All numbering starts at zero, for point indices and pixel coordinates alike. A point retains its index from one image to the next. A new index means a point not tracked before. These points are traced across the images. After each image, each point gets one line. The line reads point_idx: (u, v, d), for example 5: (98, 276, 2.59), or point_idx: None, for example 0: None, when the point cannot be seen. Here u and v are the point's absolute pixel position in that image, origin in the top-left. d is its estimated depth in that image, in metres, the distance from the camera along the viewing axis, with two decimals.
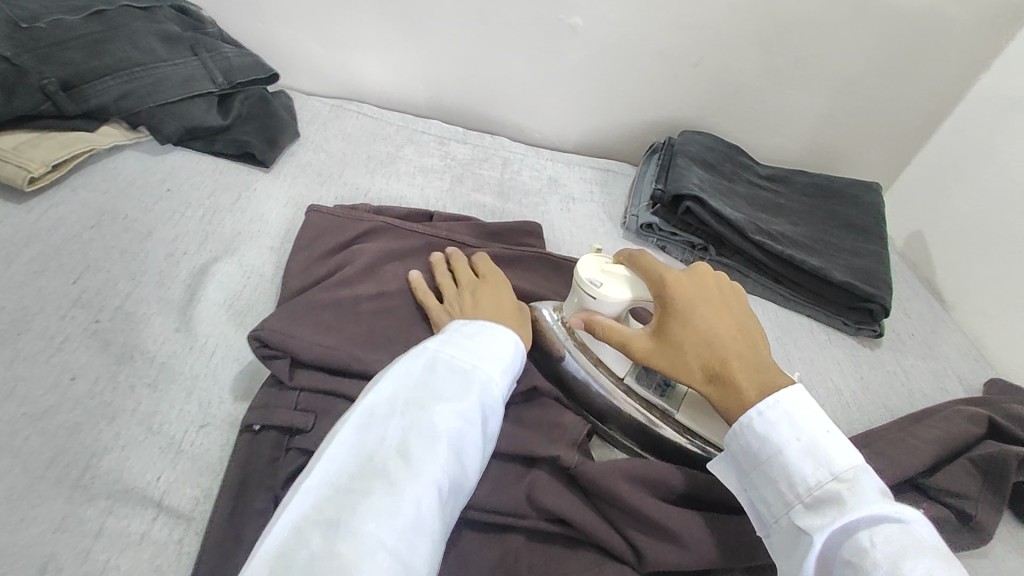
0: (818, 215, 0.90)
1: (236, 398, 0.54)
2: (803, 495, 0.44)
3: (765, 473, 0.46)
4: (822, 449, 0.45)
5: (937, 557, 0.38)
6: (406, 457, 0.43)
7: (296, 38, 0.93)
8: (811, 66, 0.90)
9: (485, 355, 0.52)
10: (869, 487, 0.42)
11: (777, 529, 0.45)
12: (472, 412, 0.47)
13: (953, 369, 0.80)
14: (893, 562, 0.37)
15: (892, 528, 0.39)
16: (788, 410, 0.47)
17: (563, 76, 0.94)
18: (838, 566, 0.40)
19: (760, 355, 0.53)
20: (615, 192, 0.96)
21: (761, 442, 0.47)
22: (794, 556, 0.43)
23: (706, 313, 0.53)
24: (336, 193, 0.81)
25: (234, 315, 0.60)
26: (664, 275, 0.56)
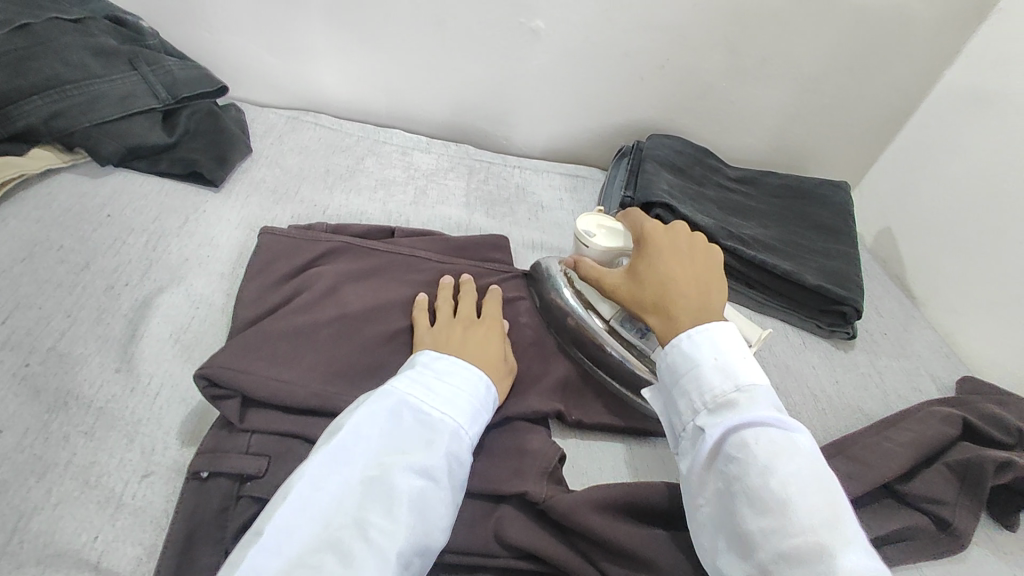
0: (788, 217, 0.89)
1: (182, 443, 0.51)
2: (708, 403, 0.47)
3: (680, 384, 0.49)
4: (734, 367, 0.48)
5: (806, 459, 0.42)
6: (364, 524, 0.43)
7: (246, 48, 0.89)
8: (775, 65, 0.89)
9: (450, 406, 0.50)
10: (765, 398, 0.46)
11: (683, 435, 0.49)
12: (434, 469, 0.46)
13: (926, 368, 0.80)
14: (770, 458, 0.42)
15: (773, 433, 0.43)
16: (713, 335, 0.49)
17: (527, 81, 0.92)
18: (720, 459, 0.44)
19: (710, 296, 0.54)
20: (585, 199, 0.94)
21: (683, 359, 0.50)
22: (689, 453, 0.47)
23: (671, 257, 0.57)
24: (292, 212, 0.77)
25: (180, 351, 0.57)
26: (645, 225, 0.62)
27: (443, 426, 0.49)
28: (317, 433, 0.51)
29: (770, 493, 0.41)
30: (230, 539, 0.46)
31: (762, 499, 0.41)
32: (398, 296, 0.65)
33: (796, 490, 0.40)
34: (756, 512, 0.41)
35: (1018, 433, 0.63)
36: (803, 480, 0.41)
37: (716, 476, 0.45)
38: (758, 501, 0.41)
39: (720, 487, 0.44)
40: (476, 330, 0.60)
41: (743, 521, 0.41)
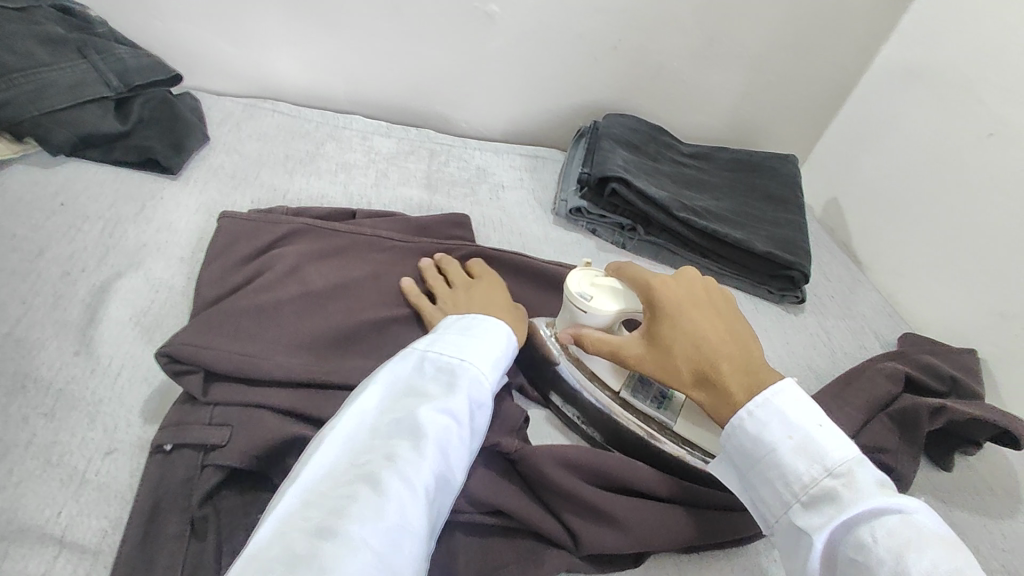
0: (740, 189, 0.92)
1: (144, 420, 0.51)
2: (799, 494, 0.45)
3: (761, 474, 0.47)
4: (815, 444, 0.46)
5: (939, 546, 0.39)
6: (393, 458, 0.42)
7: (199, 35, 0.88)
8: (723, 44, 0.93)
9: (469, 356, 0.51)
10: (864, 479, 0.43)
11: (780, 528, 0.47)
12: (457, 412, 0.47)
13: (871, 327, 0.84)
14: (897, 556, 0.39)
15: (891, 523, 0.40)
16: (780, 407, 0.48)
17: (483, 64, 0.93)
18: (845, 564, 0.42)
19: (750, 351, 0.54)
20: (545, 178, 0.96)
21: (755, 443, 0.48)
22: (802, 556, 0.45)
23: (695, 319, 0.54)
24: (251, 196, 0.77)
25: (140, 333, 0.57)
26: (651, 283, 0.57)
27: (463, 373, 0.49)
28: (281, 402, 0.52)
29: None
30: (195, 505, 0.46)
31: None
32: (360, 274, 0.66)
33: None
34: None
35: (951, 381, 0.68)
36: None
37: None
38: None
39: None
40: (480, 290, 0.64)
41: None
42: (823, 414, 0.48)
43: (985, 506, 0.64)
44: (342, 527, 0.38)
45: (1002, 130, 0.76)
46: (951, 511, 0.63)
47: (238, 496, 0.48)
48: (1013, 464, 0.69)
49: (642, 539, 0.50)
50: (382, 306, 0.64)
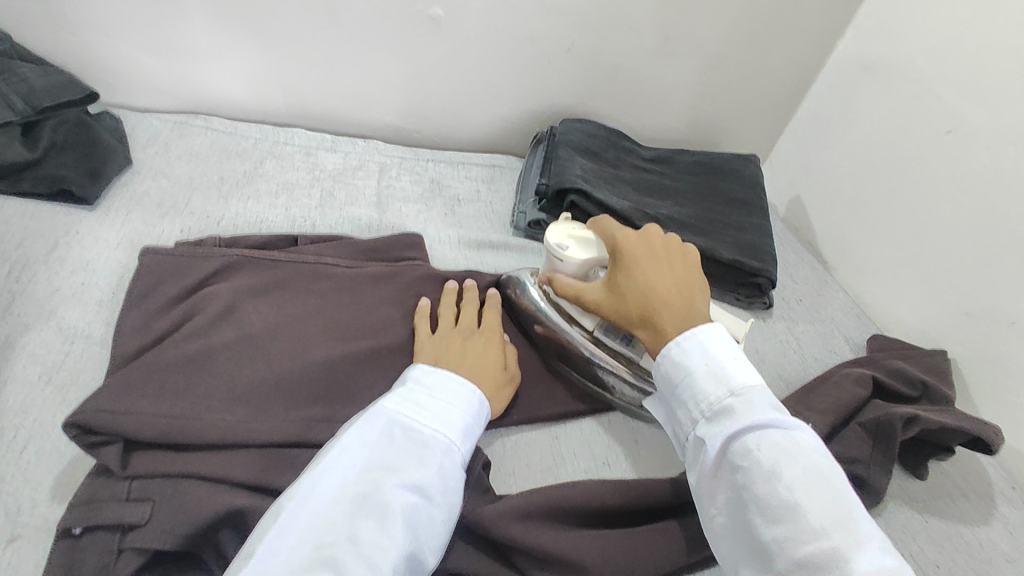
0: (701, 193, 0.90)
1: (54, 497, 0.46)
2: (705, 411, 0.47)
3: (677, 394, 0.49)
4: (725, 371, 0.48)
5: (810, 458, 0.42)
6: (356, 543, 0.39)
7: (119, 50, 0.81)
8: (679, 44, 0.90)
9: (441, 422, 0.47)
10: (761, 400, 0.46)
11: (687, 444, 0.49)
12: (430, 488, 0.43)
13: (839, 330, 0.83)
14: (774, 464, 0.42)
15: (776, 437, 0.43)
16: (702, 340, 0.49)
17: (431, 71, 0.88)
18: (728, 469, 0.45)
19: (693, 303, 0.53)
20: (503, 188, 0.92)
21: (675, 368, 0.50)
22: (697, 462, 0.47)
23: (648, 270, 0.55)
24: (181, 225, 0.71)
25: (51, 394, 0.52)
26: (614, 239, 0.58)
27: (434, 442, 0.46)
28: (207, 471, 0.47)
29: (778, 500, 0.41)
30: None
31: (770, 506, 0.41)
32: (302, 309, 0.61)
33: (804, 494, 0.40)
34: (773, 525, 0.40)
35: (922, 387, 0.67)
36: (810, 482, 0.41)
37: (727, 488, 0.45)
38: (769, 508, 0.41)
39: (730, 499, 0.44)
40: (477, 339, 0.59)
41: (758, 532, 0.41)
42: (739, 348, 0.50)
43: (959, 514, 0.63)
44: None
45: (959, 127, 0.74)
46: (927, 523, 0.62)
47: None
48: (986, 468, 0.68)
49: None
50: (329, 341, 0.59)
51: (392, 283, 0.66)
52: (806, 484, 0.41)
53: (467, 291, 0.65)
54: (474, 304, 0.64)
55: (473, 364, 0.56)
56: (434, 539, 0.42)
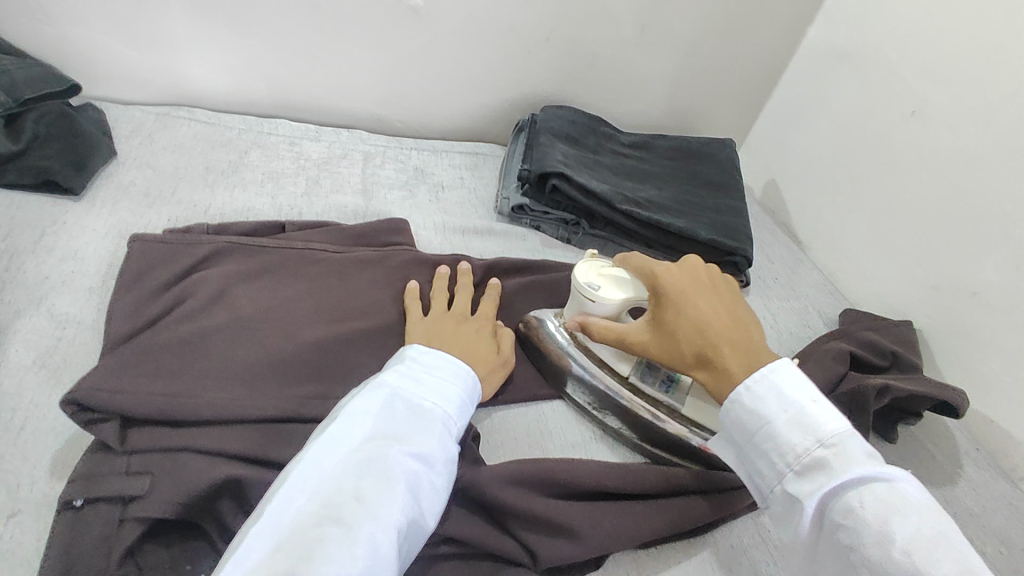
0: (680, 176, 0.92)
1: (53, 475, 0.47)
2: (792, 464, 0.44)
3: (755, 444, 0.46)
4: (810, 417, 0.44)
5: (925, 512, 0.38)
6: (363, 502, 0.40)
7: (99, 41, 0.81)
8: (656, 32, 0.92)
9: (440, 397, 0.49)
10: (855, 449, 0.42)
11: (774, 499, 0.46)
12: (430, 456, 0.45)
13: (813, 305, 0.86)
14: (882, 523, 0.38)
15: (881, 491, 0.40)
16: (778, 383, 0.46)
17: (413, 60, 0.89)
18: (831, 528, 0.41)
19: (751, 337, 0.52)
20: (486, 175, 0.94)
21: (750, 415, 0.47)
22: (793, 521, 0.44)
23: (699, 304, 0.54)
24: (168, 214, 0.72)
25: (47, 377, 0.52)
26: (654, 273, 0.57)
27: (434, 414, 0.48)
28: (206, 444, 0.48)
29: (896, 567, 0.37)
30: (115, 567, 0.42)
31: (885, 571, 0.37)
32: (292, 292, 0.62)
33: (926, 558, 0.36)
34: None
35: (892, 356, 0.70)
36: (930, 542, 0.37)
37: (830, 548, 0.42)
38: (885, 574, 0.37)
39: (833, 561, 0.41)
40: (466, 326, 0.61)
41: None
42: (819, 391, 0.46)
43: (925, 475, 0.67)
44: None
45: (923, 109, 0.78)
46: None
47: (167, 550, 0.45)
48: (950, 431, 0.72)
49: (602, 544, 0.48)
50: (320, 323, 0.60)
51: (379, 267, 0.67)
52: (927, 546, 0.37)
53: (461, 274, 0.67)
54: (468, 290, 0.66)
55: (463, 348, 0.58)
56: (432, 504, 0.44)
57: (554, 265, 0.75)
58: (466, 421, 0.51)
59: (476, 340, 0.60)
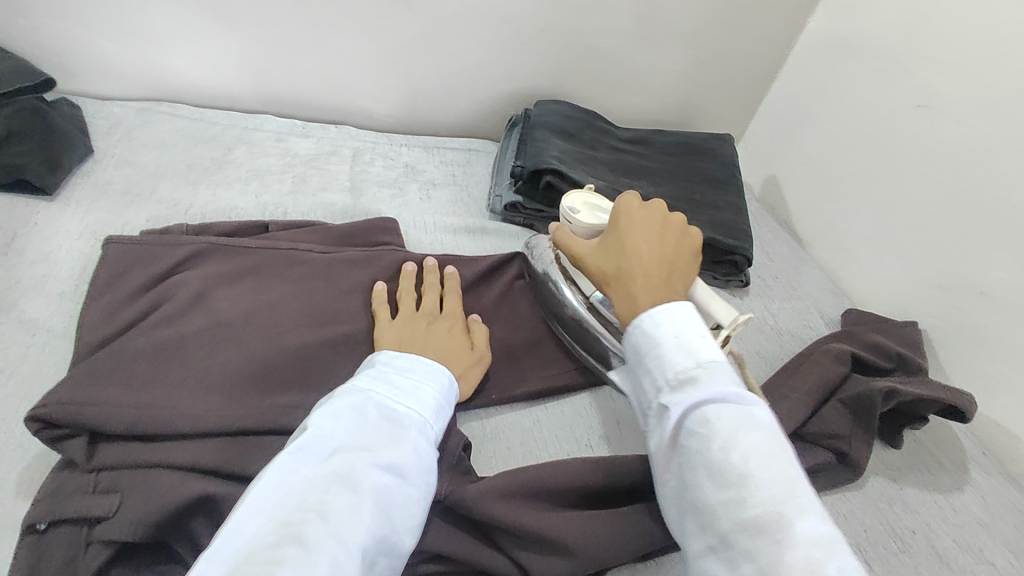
0: (679, 172, 0.89)
1: (20, 493, 0.45)
2: (669, 380, 0.47)
3: (641, 362, 0.49)
4: (693, 346, 0.48)
5: (769, 434, 0.43)
6: (329, 519, 0.38)
7: (77, 34, 0.78)
8: (654, 23, 0.89)
9: (414, 403, 0.47)
10: (724, 375, 0.46)
11: (648, 413, 0.49)
12: (405, 469, 0.43)
13: (815, 306, 0.84)
14: (734, 436, 0.42)
15: (738, 412, 0.44)
16: (672, 313, 0.49)
17: (403, 53, 0.86)
18: (685, 438, 0.44)
19: (671, 282, 0.54)
20: (479, 172, 0.91)
21: (645, 338, 0.49)
22: (657, 433, 0.47)
23: (641, 234, 0.56)
24: (147, 214, 0.69)
25: (16, 386, 0.50)
26: (619, 206, 0.60)
27: (409, 421, 0.46)
28: (181, 458, 0.46)
29: (735, 471, 0.41)
30: None
31: (726, 477, 0.41)
32: (275, 295, 0.60)
33: (760, 466, 0.41)
34: (725, 493, 0.41)
35: (897, 358, 0.68)
36: (768, 456, 0.41)
37: (679, 458, 0.45)
38: (723, 479, 0.41)
39: (680, 470, 0.44)
40: (440, 325, 0.59)
41: (708, 499, 0.41)
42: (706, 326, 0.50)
43: (933, 482, 0.65)
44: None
45: (929, 102, 0.75)
46: (902, 489, 0.63)
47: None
48: (957, 435, 0.69)
49: (596, 559, 0.45)
50: (305, 327, 0.57)
51: (366, 267, 0.64)
52: (765, 459, 0.41)
53: (429, 272, 0.64)
54: (435, 288, 0.63)
55: (437, 349, 0.56)
56: (410, 521, 0.42)
57: None
58: (443, 424, 0.49)
59: (450, 340, 0.58)
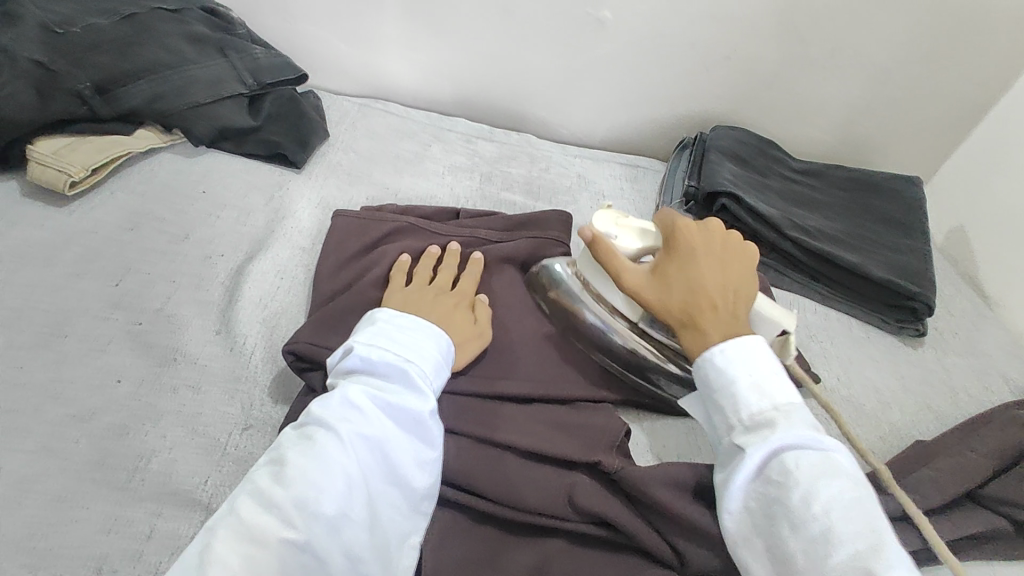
0: (855, 210, 0.87)
1: (276, 401, 0.55)
2: (745, 420, 0.47)
3: (714, 399, 0.50)
4: (767, 386, 0.48)
5: (848, 481, 0.43)
6: (342, 441, 0.46)
7: (323, 38, 0.94)
8: (845, 56, 0.88)
9: (417, 355, 0.53)
10: (801, 418, 0.47)
11: (718, 446, 0.50)
12: (407, 410, 0.49)
13: (999, 369, 0.77)
14: (811, 483, 0.43)
15: (816, 457, 0.44)
16: (745, 349, 0.50)
17: (589, 72, 0.93)
18: (760, 481, 0.45)
19: (738, 312, 0.54)
20: (646, 189, 0.95)
21: (716, 373, 0.50)
22: (725, 469, 0.48)
23: (706, 266, 0.55)
24: (366, 193, 0.81)
25: (269, 315, 0.62)
26: (675, 227, 0.59)
27: (413, 369, 0.51)
28: None
29: (813, 518, 0.42)
30: None
31: (805, 525, 0.42)
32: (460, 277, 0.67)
33: (838, 515, 0.41)
34: (800, 541, 0.42)
35: None
36: (845, 503, 0.42)
37: (750, 499, 0.45)
38: (801, 527, 0.42)
39: (750, 511, 0.45)
40: (445, 298, 0.61)
41: (784, 545, 0.42)
42: (780, 365, 0.50)
43: None
44: (302, 500, 0.43)
45: None
46: None
47: None
48: None
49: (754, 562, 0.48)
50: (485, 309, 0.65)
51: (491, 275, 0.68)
52: (843, 506, 0.42)
53: (449, 255, 0.67)
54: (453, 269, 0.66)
55: (439, 317, 0.59)
56: (418, 458, 0.48)
57: None
58: (445, 375, 0.55)
59: (450, 314, 0.60)
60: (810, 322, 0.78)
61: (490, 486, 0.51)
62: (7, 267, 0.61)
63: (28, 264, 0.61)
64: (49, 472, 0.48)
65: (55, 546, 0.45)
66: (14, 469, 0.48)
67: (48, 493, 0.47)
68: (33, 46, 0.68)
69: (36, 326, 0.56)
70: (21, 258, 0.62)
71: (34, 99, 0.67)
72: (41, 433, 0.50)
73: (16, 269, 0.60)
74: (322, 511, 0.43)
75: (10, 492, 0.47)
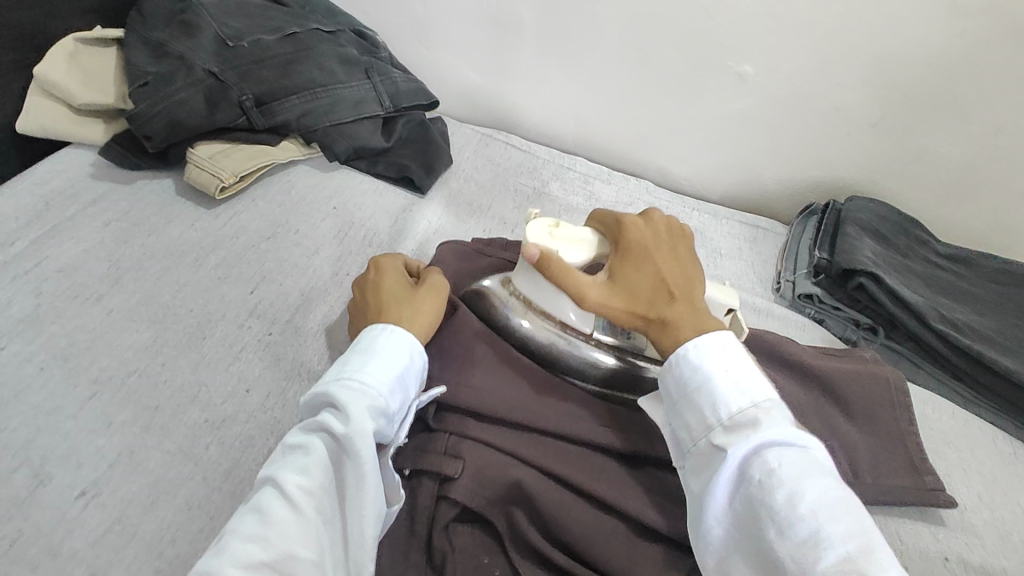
0: (1011, 305, 0.79)
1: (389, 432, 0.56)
2: (723, 420, 0.45)
3: (688, 398, 0.47)
4: (744, 383, 0.46)
5: (832, 480, 0.40)
6: (277, 483, 0.43)
7: (457, 68, 0.96)
8: (1012, 137, 0.81)
9: (349, 370, 0.50)
10: (780, 414, 0.44)
11: (689, 450, 0.46)
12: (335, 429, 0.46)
13: None
14: (795, 480, 0.39)
15: (799, 455, 0.41)
16: (718, 345, 0.48)
17: (718, 126, 0.90)
18: (744, 483, 0.42)
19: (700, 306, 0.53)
20: (766, 252, 0.90)
21: (690, 367, 0.47)
22: (701, 471, 0.45)
23: (660, 262, 0.54)
24: (484, 227, 0.82)
25: None
26: (622, 221, 0.57)
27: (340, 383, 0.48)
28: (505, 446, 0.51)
29: (799, 519, 0.38)
30: (435, 535, 0.50)
31: (790, 525, 0.38)
32: None
33: (826, 513, 0.38)
34: (786, 542, 0.38)
35: None
36: (831, 502, 0.38)
37: (736, 502, 0.42)
38: (787, 529, 0.38)
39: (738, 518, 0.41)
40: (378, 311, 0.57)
41: (771, 548, 0.39)
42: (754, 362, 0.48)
43: None
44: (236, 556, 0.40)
45: None
46: None
47: (471, 534, 0.50)
48: None
49: None
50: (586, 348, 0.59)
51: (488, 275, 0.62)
52: (830, 505, 0.38)
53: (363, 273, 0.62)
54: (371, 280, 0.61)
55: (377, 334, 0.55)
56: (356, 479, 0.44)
57: (857, 363, 0.69)
58: (392, 379, 0.50)
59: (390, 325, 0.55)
60: (948, 426, 0.70)
61: (606, 557, 0.48)
62: (161, 264, 0.65)
63: (177, 263, 0.65)
64: (182, 475, 0.50)
65: (182, 553, 0.47)
66: (151, 468, 0.50)
67: (180, 497, 0.49)
68: (206, 56, 0.73)
69: (181, 326, 0.60)
70: (172, 256, 0.65)
71: (203, 106, 0.72)
72: (177, 433, 0.53)
73: (167, 267, 0.64)
74: (256, 557, 0.40)
75: (146, 490, 0.49)
